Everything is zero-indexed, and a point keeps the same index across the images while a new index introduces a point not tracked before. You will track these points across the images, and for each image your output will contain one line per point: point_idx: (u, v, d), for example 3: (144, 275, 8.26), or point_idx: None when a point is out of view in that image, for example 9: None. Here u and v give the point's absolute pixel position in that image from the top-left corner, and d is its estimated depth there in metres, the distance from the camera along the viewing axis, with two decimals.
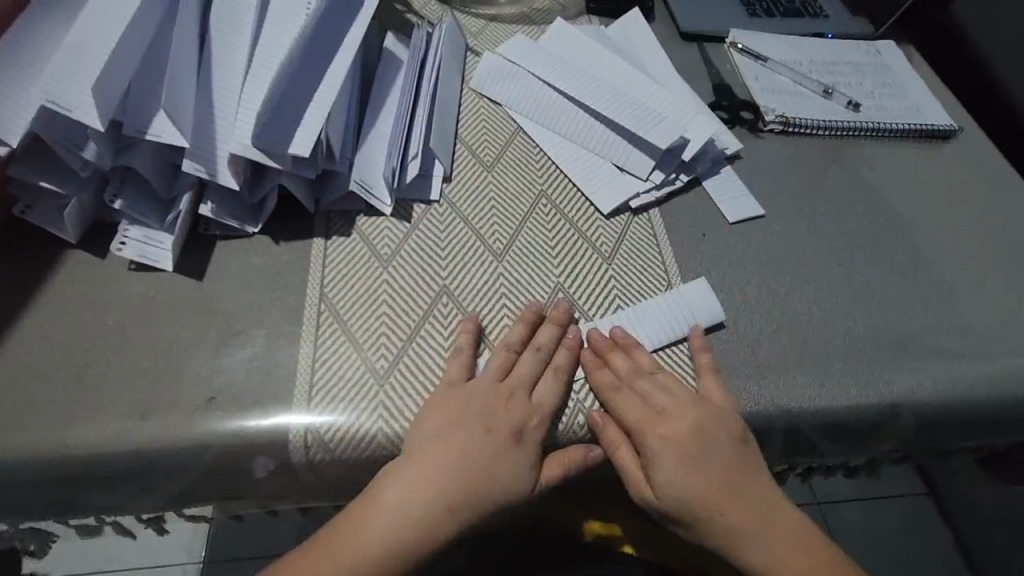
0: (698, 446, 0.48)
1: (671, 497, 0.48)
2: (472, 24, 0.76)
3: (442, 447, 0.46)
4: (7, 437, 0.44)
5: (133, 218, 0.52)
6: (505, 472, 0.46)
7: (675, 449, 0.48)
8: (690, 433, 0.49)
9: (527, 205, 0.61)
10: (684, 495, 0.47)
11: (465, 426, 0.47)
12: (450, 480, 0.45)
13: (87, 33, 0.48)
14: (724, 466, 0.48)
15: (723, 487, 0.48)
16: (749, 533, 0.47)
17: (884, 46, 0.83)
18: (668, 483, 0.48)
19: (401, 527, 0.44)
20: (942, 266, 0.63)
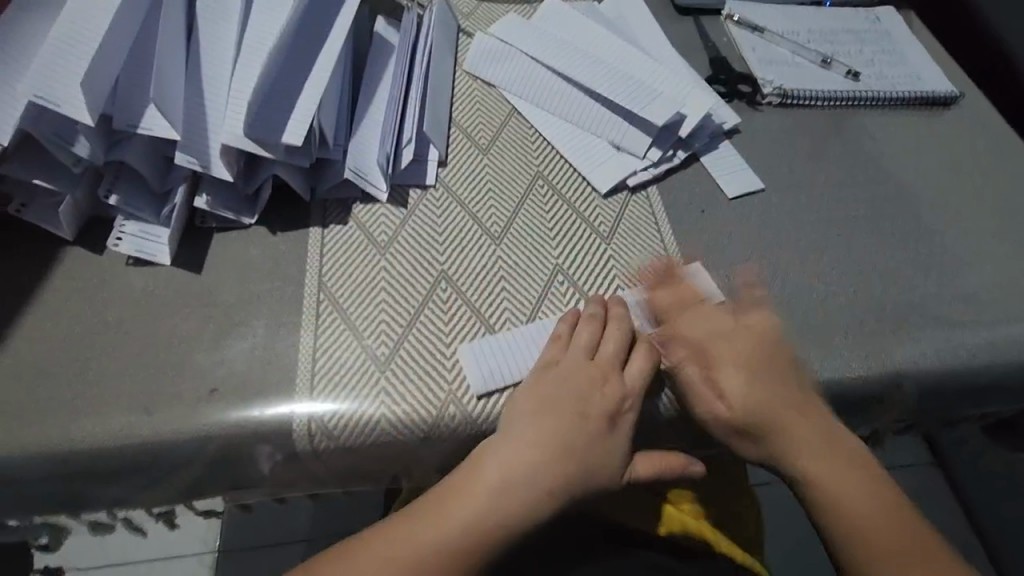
0: (762, 362, 0.50)
1: (741, 407, 0.48)
2: (463, 4, 0.75)
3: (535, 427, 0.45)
4: (14, 434, 0.44)
5: (129, 212, 0.52)
6: (602, 455, 0.45)
7: (742, 363, 0.50)
8: (756, 350, 0.50)
9: (523, 186, 0.61)
10: (750, 407, 0.48)
11: (559, 409, 0.46)
12: (549, 463, 0.44)
13: (72, 26, 0.47)
14: (780, 382, 0.49)
15: (792, 400, 0.49)
16: (811, 449, 0.47)
17: (883, 13, 0.81)
18: (734, 384, 0.49)
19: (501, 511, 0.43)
20: (945, 235, 0.62)
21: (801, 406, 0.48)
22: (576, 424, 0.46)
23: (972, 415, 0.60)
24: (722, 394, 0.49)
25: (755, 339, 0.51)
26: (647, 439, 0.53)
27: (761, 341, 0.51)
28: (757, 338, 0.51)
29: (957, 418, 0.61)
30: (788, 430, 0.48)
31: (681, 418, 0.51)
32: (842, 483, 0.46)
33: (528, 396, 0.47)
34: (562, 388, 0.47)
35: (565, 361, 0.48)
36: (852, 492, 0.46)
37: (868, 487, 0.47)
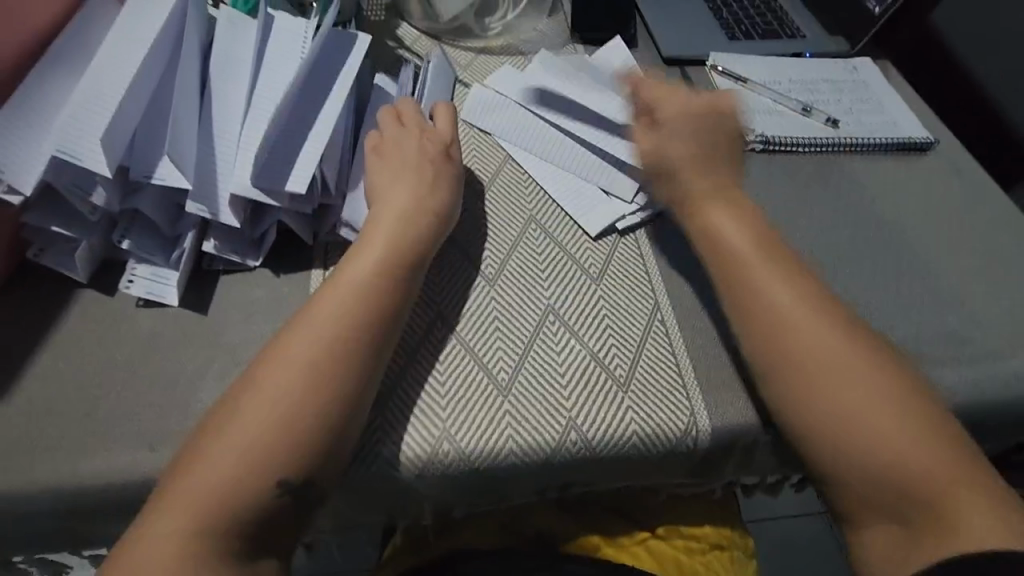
0: (685, 135, 0.62)
1: (654, 161, 0.62)
2: (461, 57, 0.79)
3: (327, 293, 0.49)
4: (23, 470, 0.46)
5: (141, 257, 0.55)
6: (383, 258, 0.51)
7: (676, 118, 0.63)
8: (688, 110, 0.63)
9: (518, 229, 0.63)
10: (663, 163, 0.62)
11: (313, 345, 0.46)
12: (329, 317, 0.47)
13: (97, 86, 0.51)
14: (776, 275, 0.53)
15: (698, 148, 0.61)
16: (816, 364, 0.49)
17: (861, 63, 0.85)
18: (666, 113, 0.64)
19: (296, 373, 0.45)
20: (926, 276, 0.64)
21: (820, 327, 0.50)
22: (352, 272, 0.50)
23: None
24: (760, 300, 0.52)
25: (682, 106, 0.63)
26: (641, 473, 0.54)
27: (766, 257, 0.54)
28: (699, 122, 0.63)
29: None
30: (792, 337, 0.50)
31: (673, 452, 0.53)
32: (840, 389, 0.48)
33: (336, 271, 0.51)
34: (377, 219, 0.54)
35: (326, 331, 0.47)
36: (845, 390, 0.48)
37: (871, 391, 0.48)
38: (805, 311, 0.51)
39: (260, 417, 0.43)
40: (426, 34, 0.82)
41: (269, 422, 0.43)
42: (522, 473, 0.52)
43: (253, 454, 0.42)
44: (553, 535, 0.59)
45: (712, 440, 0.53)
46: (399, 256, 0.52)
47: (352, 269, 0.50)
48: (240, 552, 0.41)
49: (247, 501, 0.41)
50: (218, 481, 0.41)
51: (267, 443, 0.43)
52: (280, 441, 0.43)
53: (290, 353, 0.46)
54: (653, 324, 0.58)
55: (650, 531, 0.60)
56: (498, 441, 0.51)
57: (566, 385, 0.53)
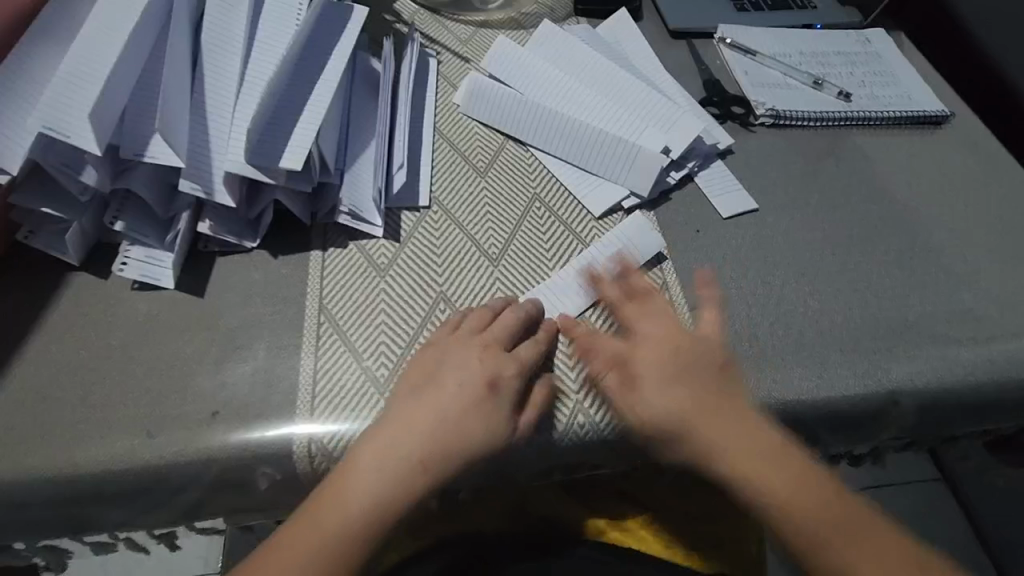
0: (676, 370, 0.51)
1: (647, 420, 0.49)
2: (461, 31, 0.77)
3: (428, 397, 0.48)
4: (18, 457, 0.45)
5: (133, 238, 0.53)
6: (497, 405, 0.48)
7: (657, 372, 0.51)
8: (669, 363, 0.51)
9: (521, 208, 0.62)
10: (667, 417, 0.49)
11: (401, 446, 0.45)
12: (432, 436, 0.46)
13: (84, 59, 0.49)
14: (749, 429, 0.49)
15: (689, 384, 0.50)
16: (803, 511, 0.47)
17: (873, 34, 0.83)
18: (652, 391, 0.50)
19: (388, 470, 0.45)
20: (940, 253, 0.63)
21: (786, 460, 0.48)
22: (459, 394, 0.48)
23: (974, 432, 0.60)
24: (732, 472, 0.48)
25: (653, 339, 0.52)
26: (646, 459, 0.53)
27: (742, 421, 0.49)
28: (683, 397, 0.50)
29: (959, 435, 0.61)
30: (777, 488, 0.47)
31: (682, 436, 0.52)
32: (827, 538, 0.46)
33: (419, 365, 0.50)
34: (490, 359, 0.49)
35: (412, 440, 0.46)
36: (838, 539, 0.46)
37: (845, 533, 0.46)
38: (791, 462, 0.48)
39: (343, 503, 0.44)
40: (425, 8, 0.79)
41: (349, 516, 0.44)
42: (529, 458, 0.50)
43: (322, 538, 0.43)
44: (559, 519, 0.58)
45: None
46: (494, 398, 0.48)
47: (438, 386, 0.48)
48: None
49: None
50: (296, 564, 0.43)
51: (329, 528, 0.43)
52: (361, 542, 0.44)
53: (396, 444, 0.45)
54: None
55: (655, 513, 0.59)
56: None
57: (573, 372, 0.52)
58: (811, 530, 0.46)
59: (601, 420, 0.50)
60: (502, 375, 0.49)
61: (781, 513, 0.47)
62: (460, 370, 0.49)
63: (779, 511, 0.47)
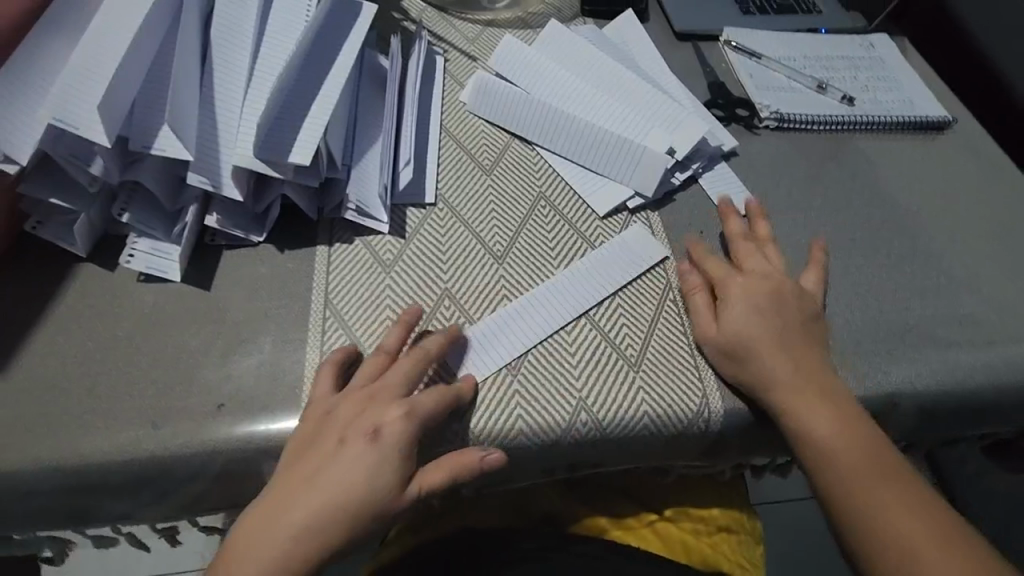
0: (765, 303, 0.54)
1: (732, 337, 0.52)
2: (469, 30, 0.77)
3: (312, 457, 0.45)
4: (23, 447, 0.45)
5: (141, 230, 0.53)
6: (379, 460, 0.45)
7: (744, 298, 0.54)
8: (760, 294, 0.54)
9: (526, 207, 0.62)
10: (741, 337, 0.52)
11: (288, 513, 0.44)
12: (323, 496, 0.44)
13: (95, 51, 0.49)
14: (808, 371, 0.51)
15: (769, 312, 0.53)
16: (845, 448, 0.48)
17: (878, 39, 0.83)
18: (732, 313, 0.53)
19: (288, 534, 0.43)
20: (941, 257, 0.63)
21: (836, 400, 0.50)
22: (339, 454, 0.45)
23: (972, 435, 0.61)
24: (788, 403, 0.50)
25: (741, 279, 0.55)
26: (647, 457, 0.53)
27: (809, 363, 0.52)
28: (767, 323, 0.53)
29: (958, 438, 0.61)
30: (824, 426, 0.49)
31: (685, 435, 0.52)
32: (863, 474, 0.47)
33: (307, 421, 0.47)
34: (368, 411, 0.47)
35: (295, 506, 0.44)
36: (867, 479, 0.47)
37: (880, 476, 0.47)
38: (841, 407, 0.50)
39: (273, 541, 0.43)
40: (432, 6, 0.79)
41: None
42: (532, 454, 0.51)
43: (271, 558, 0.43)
44: (559, 518, 0.58)
45: (721, 425, 0.52)
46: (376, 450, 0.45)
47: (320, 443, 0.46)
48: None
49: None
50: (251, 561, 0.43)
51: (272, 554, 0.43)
52: None
53: (276, 517, 0.44)
54: (664, 304, 0.57)
55: (656, 513, 0.60)
56: (506, 421, 0.50)
57: (575, 371, 0.52)
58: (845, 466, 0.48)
59: (605, 420, 0.51)
60: (383, 425, 0.46)
61: (825, 450, 0.49)
62: (340, 431, 0.46)
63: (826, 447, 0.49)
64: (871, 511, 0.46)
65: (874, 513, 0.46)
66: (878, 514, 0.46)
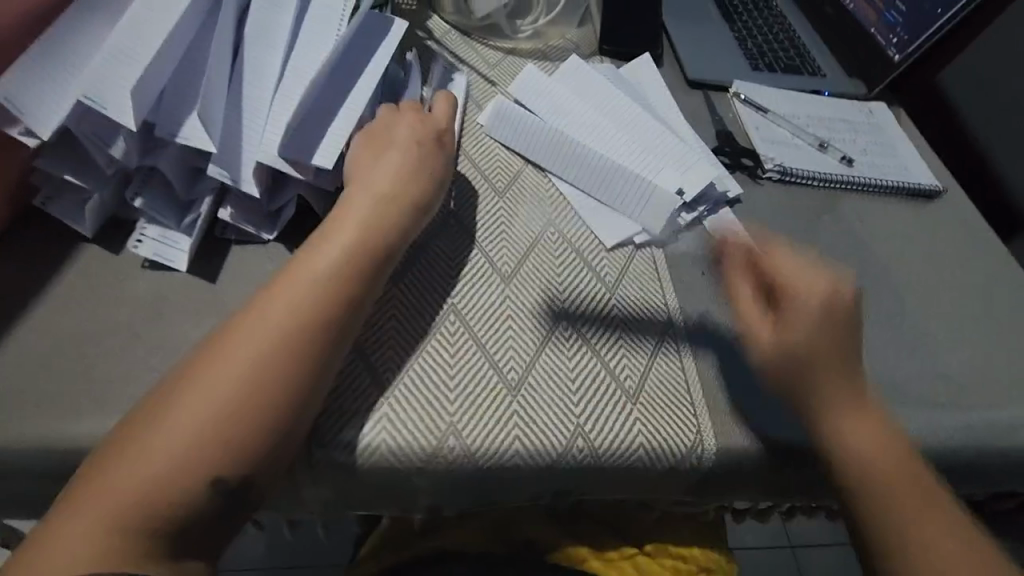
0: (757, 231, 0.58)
1: (801, 341, 0.54)
2: (490, 56, 0.79)
3: (267, 304, 0.45)
4: (9, 425, 0.44)
5: (152, 217, 0.52)
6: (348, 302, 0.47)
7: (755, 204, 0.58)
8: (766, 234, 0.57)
9: (536, 231, 0.63)
10: (799, 345, 0.54)
11: (226, 373, 0.42)
12: (283, 336, 0.44)
13: (131, 37, 0.50)
14: (829, 322, 0.54)
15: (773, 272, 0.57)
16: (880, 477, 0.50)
17: (877, 107, 0.87)
18: (791, 288, 0.56)
19: (313, 297, 0.45)
20: (927, 319, 0.66)
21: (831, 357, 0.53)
22: (297, 292, 0.45)
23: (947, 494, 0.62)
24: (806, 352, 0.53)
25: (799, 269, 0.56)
26: (637, 488, 0.53)
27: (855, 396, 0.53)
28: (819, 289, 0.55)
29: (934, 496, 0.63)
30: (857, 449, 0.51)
31: (675, 470, 0.52)
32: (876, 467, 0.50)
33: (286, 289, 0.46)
34: (338, 242, 0.48)
35: (236, 353, 0.43)
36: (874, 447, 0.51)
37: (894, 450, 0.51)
38: (826, 324, 0.54)
39: (294, 301, 0.45)
40: (456, 29, 0.82)
41: (133, 508, 0.38)
42: (526, 474, 0.51)
43: (221, 426, 0.41)
44: (543, 545, 0.58)
45: (666, 455, 0.52)
46: (336, 285, 0.46)
47: (273, 295, 0.45)
48: (259, 466, 0.42)
49: (283, 390, 0.43)
50: (235, 376, 0.42)
51: (280, 344, 0.44)
52: (152, 526, 0.38)
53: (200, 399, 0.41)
54: (665, 337, 0.58)
55: (639, 547, 0.60)
56: (504, 438, 0.50)
57: (575, 393, 0.53)
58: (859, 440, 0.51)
59: (602, 448, 0.51)
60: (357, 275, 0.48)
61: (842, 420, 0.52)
62: (407, 133, 0.57)
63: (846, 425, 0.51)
64: (883, 503, 0.49)
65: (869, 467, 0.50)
66: (898, 515, 0.49)
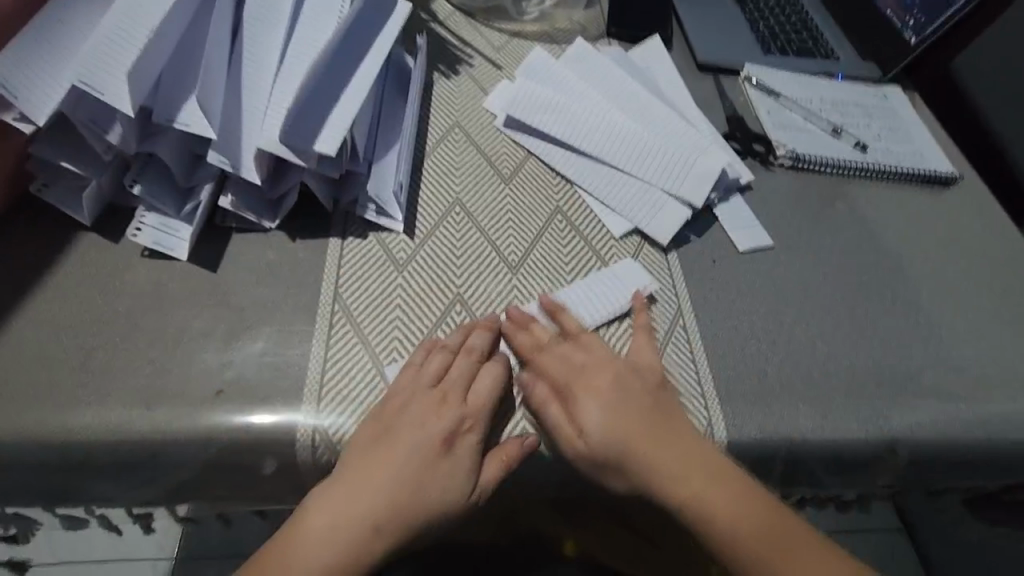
0: (618, 393, 0.50)
1: (603, 446, 0.48)
2: (495, 38, 0.77)
3: (366, 457, 0.45)
4: (8, 416, 0.43)
5: (150, 204, 0.51)
6: (448, 465, 0.46)
7: (598, 398, 0.50)
8: (609, 387, 0.50)
9: (543, 219, 0.62)
10: (610, 449, 0.48)
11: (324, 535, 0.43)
12: (382, 500, 0.44)
13: (127, 17, 0.48)
14: (647, 419, 0.49)
15: (652, 437, 0.48)
16: (754, 548, 0.45)
17: (891, 91, 0.85)
18: (590, 420, 0.49)
19: (368, 518, 0.44)
20: (940, 309, 0.64)
21: (738, 489, 0.47)
22: (404, 457, 0.45)
23: (959, 488, 0.61)
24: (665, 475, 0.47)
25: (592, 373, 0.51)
26: None
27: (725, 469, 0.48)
28: (623, 415, 0.49)
29: (944, 489, 0.62)
30: (726, 523, 0.46)
31: None
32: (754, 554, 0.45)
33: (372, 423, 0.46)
34: (435, 401, 0.48)
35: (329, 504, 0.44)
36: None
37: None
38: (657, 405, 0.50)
39: (384, 471, 0.45)
40: (460, 10, 0.79)
41: None
42: (535, 469, 0.50)
43: None
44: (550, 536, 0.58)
45: None
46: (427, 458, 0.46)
47: (371, 454, 0.45)
48: None
49: None
50: None
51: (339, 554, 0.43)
52: None
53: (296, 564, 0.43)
54: (676, 328, 0.57)
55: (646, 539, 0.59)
56: (513, 431, 0.49)
57: None
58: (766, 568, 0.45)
59: None
60: (458, 431, 0.47)
61: (744, 558, 0.45)
62: (422, 408, 0.47)
63: (748, 557, 0.45)
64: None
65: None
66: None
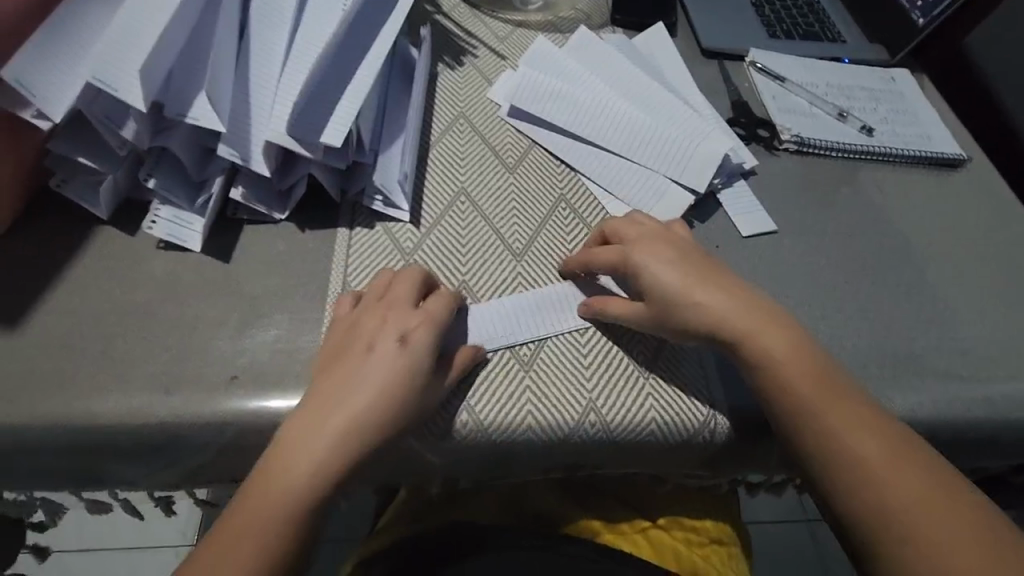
0: (678, 254, 0.53)
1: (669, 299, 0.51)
2: (499, 29, 0.78)
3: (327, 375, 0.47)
4: (34, 402, 0.45)
5: (164, 198, 0.53)
6: (401, 361, 0.47)
7: (662, 257, 0.52)
8: (667, 248, 0.53)
9: (547, 207, 0.63)
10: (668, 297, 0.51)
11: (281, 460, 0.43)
12: (337, 410, 0.45)
13: (138, 15, 0.49)
14: (708, 275, 0.52)
15: (713, 286, 0.51)
16: (816, 404, 0.47)
17: (899, 74, 0.85)
18: (656, 276, 0.51)
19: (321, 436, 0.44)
20: (946, 290, 0.64)
21: (786, 339, 0.49)
22: (359, 367, 0.46)
23: (965, 468, 0.62)
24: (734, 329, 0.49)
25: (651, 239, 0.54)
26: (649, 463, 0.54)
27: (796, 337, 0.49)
28: (687, 273, 0.51)
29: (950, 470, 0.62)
30: (794, 378, 0.48)
31: (684, 445, 0.52)
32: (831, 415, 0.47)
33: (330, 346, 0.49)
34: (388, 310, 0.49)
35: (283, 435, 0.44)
36: (848, 431, 0.46)
37: (893, 461, 0.45)
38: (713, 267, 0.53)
39: (339, 385, 0.46)
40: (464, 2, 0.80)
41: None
42: (542, 452, 0.51)
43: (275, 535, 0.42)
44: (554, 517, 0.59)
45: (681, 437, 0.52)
46: (381, 356, 0.47)
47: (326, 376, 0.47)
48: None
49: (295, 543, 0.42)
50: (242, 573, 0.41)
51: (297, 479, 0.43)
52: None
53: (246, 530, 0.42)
54: None
55: (652, 521, 0.60)
56: (519, 414, 0.50)
57: (588, 370, 0.53)
58: (822, 415, 0.47)
59: (614, 423, 0.51)
60: (411, 331, 0.48)
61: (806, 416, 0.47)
62: (376, 320, 0.49)
63: (810, 416, 0.47)
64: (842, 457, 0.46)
65: (855, 464, 0.46)
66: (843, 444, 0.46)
